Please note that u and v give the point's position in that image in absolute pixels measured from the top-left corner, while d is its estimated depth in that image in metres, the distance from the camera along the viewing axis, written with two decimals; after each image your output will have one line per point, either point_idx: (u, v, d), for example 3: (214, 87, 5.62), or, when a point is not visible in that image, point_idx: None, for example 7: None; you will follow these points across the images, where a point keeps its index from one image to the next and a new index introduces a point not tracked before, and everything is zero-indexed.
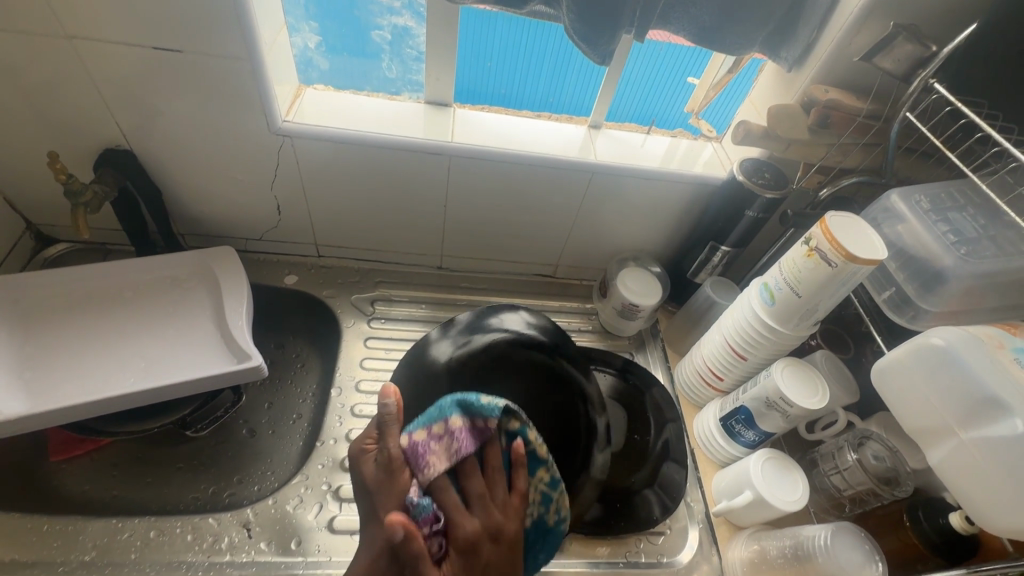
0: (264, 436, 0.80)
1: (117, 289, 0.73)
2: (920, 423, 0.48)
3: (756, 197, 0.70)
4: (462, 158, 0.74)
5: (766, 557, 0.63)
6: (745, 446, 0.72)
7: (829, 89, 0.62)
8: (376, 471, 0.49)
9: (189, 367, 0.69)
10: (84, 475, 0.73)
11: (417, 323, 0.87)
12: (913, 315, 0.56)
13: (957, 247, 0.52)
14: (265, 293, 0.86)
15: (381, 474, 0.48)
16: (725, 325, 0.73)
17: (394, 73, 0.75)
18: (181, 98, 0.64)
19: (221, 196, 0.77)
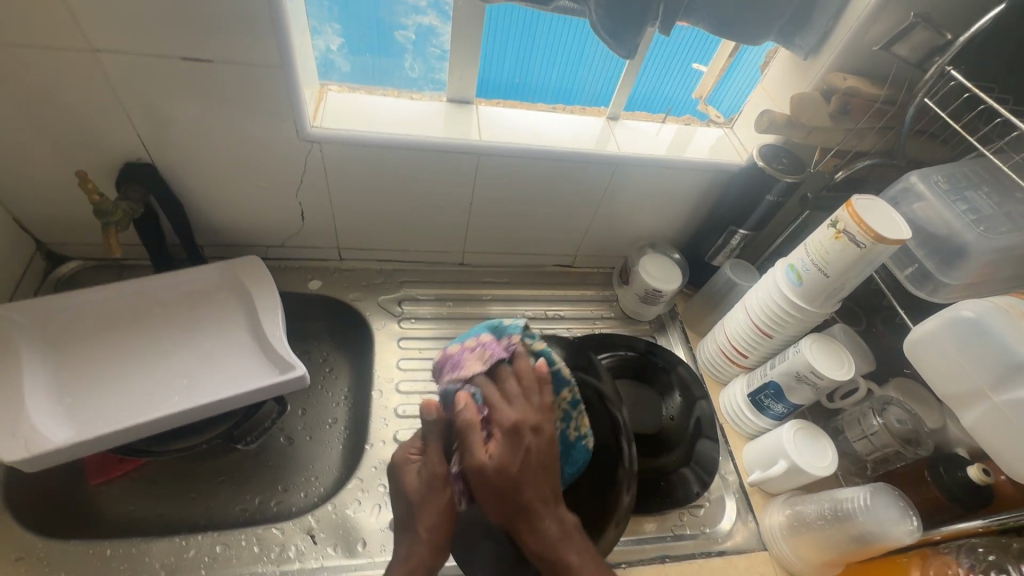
0: (303, 442, 0.78)
1: (146, 306, 0.72)
2: (953, 390, 0.53)
3: (776, 181, 0.73)
4: (489, 157, 0.75)
5: (803, 520, 0.67)
6: (773, 418, 0.76)
7: (847, 77, 0.65)
8: (418, 485, 0.53)
9: (232, 380, 0.68)
10: (126, 496, 0.70)
11: (446, 320, 0.88)
12: (934, 289, 0.60)
13: (976, 224, 0.57)
14: (291, 300, 0.86)
15: (425, 489, 0.52)
16: (749, 306, 0.76)
17: (417, 72, 0.75)
18: (206, 108, 0.63)
19: (245, 205, 0.76)
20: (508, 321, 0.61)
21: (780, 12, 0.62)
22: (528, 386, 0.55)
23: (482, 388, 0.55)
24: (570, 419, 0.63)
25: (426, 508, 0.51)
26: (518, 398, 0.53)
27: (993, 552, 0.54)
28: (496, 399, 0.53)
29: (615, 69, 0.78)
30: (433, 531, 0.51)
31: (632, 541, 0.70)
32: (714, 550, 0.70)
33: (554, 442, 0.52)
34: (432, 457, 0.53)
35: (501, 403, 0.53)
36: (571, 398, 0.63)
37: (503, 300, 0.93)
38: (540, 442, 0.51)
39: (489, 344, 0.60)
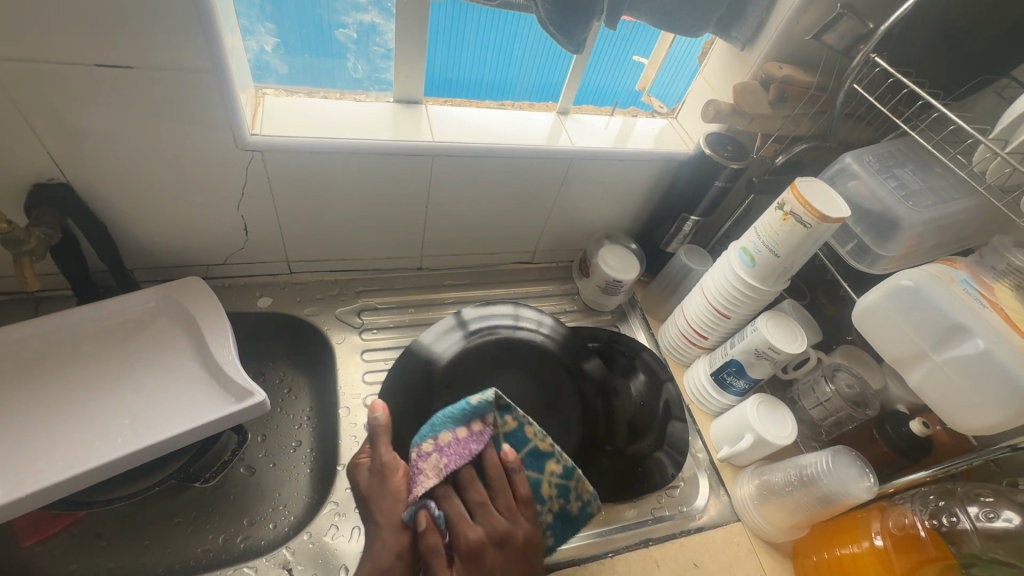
0: (266, 470, 0.74)
1: (73, 341, 0.65)
2: (898, 353, 0.58)
3: (723, 168, 0.76)
4: (443, 157, 0.73)
5: (771, 487, 0.71)
6: (735, 395, 0.80)
7: (783, 66, 0.68)
8: (369, 479, 0.53)
9: (183, 413, 0.63)
10: (67, 554, 0.63)
11: (409, 328, 0.86)
12: (871, 261, 0.65)
13: (906, 199, 0.61)
14: (239, 321, 0.80)
15: (375, 478, 0.52)
16: (707, 288, 0.79)
17: (361, 72, 0.72)
18: (128, 120, 0.57)
19: (179, 223, 0.70)
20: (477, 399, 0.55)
21: (718, 3, 0.64)
22: (495, 483, 0.54)
23: (447, 506, 0.51)
24: (569, 492, 0.58)
25: (380, 492, 0.51)
26: (490, 507, 0.52)
27: (942, 499, 0.60)
28: (463, 518, 0.50)
29: (546, 58, 0.77)
30: (392, 519, 0.50)
31: (616, 530, 0.70)
32: (691, 527, 0.73)
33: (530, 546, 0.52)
34: (381, 451, 0.53)
35: (482, 509, 0.52)
36: (562, 468, 0.58)
37: (465, 302, 0.91)
38: (505, 555, 0.50)
39: (461, 441, 0.54)
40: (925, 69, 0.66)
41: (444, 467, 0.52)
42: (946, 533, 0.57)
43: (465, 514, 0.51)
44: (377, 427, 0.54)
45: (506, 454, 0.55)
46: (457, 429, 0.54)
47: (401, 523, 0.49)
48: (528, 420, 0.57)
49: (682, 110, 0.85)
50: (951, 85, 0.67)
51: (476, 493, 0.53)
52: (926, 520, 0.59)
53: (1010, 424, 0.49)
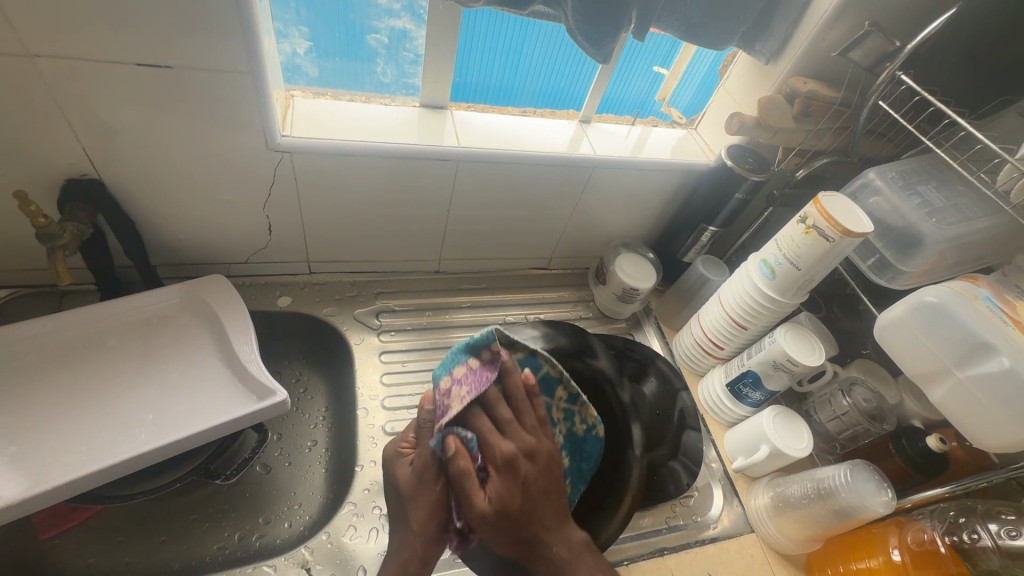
0: (282, 469, 0.74)
1: (98, 336, 0.65)
2: (920, 370, 0.58)
3: (744, 180, 0.76)
4: (467, 162, 0.73)
5: (787, 499, 0.71)
6: (751, 406, 0.80)
7: (807, 81, 0.69)
8: (410, 475, 0.52)
9: (206, 410, 0.63)
10: (85, 548, 0.64)
11: (425, 331, 0.86)
12: (892, 276, 0.65)
13: (930, 216, 0.62)
14: (259, 319, 0.80)
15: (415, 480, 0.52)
16: (724, 298, 0.79)
17: (389, 77, 0.73)
18: (163, 118, 0.58)
19: (206, 220, 0.70)
20: (543, 374, 0.60)
21: (746, 15, 0.64)
22: (522, 402, 0.55)
23: (476, 426, 0.52)
24: (572, 415, 0.63)
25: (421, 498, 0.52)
26: (524, 460, 0.52)
27: (962, 515, 0.61)
28: (492, 435, 0.52)
29: (552, 68, 0.78)
30: (425, 523, 0.51)
31: (633, 538, 0.71)
32: (706, 537, 0.73)
33: (553, 462, 0.54)
34: (429, 446, 0.52)
35: (510, 428, 0.53)
36: (569, 394, 0.61)
37: (482, 307, 0.91)
38: (536, 468, 0.52)
39: (477, 371, 0.55)
40: (949, 88, 0.66)
41: (467, 394, 0.53)
42: (965, 551, 0.58)
43: (494, 429, 0.53)
44: (430, 420, 0.52)
45: (525, 378, 0.57)
46: (469, 361, 0.55)
47: (433, 533, 0.51)
48: (532, 353, 0.59)
49: (702, 122, 0.86)
50: (975, 104, 0.67)
51: (501, 412, 0.53)
52: (945, 537, 0.60)
53: None
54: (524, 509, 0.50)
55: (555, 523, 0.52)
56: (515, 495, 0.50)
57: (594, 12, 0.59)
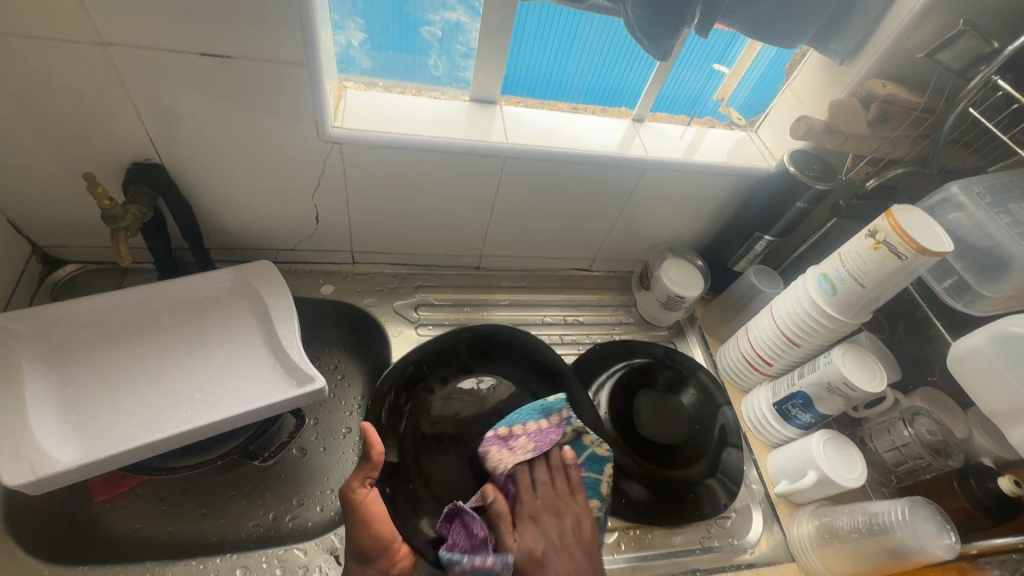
0: (317, 454, 0.76)
1: (153, 315, 0.68)
2: (998, 407, 0.52)
3: (807, 188, 0.71)
4: (514, 159, 0.72)
5: (834, 531, 0.67)
6: (798, 428, 0.75)
7: (886, 83, 0.63)
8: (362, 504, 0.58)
9: (249, 392, 0.65)
10: (133, 514, 0.66)
11: (462, 327, 0.85)
12: (971, 301, 0.60)
13: (1022, 237, 0.56)
14: (301, 305, 0.82)
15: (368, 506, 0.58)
16: (777, 313, 0.75)
17: (441, 70, 0.72)
18: (221, 106, 0.59)
19: (256, 206, 0.72)
20: (551, 398, 0.67)
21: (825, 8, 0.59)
22: (556, 471, 0.65)
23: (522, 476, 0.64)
24: (596, 460, 0.66)
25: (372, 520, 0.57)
26: (549, 488, 0.63)
27: None
28: (524, 489, 0.63)
29: (603, 62, 0.75)
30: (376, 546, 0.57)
31: (663, 555, 0.68)
32: (741, 562, 0.70)
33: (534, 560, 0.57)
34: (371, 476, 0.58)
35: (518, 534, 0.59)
36: (602, 458, 0.66)
37: (520, 306, 0.90)
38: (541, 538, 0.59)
39: (544, 430, 0.66)
40: None
41: (533, 447, 0.65)
42: None
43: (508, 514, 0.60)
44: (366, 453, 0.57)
45: (565, 452, 0.66)
46: (539, 420, 0.67)
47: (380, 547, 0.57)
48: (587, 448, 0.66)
49: (763, 124, 0.81)
50: None
51: (549, 483, 0.64)
52: None
53: None
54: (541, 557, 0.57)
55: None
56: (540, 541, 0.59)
57: (655, 4, 0.56)
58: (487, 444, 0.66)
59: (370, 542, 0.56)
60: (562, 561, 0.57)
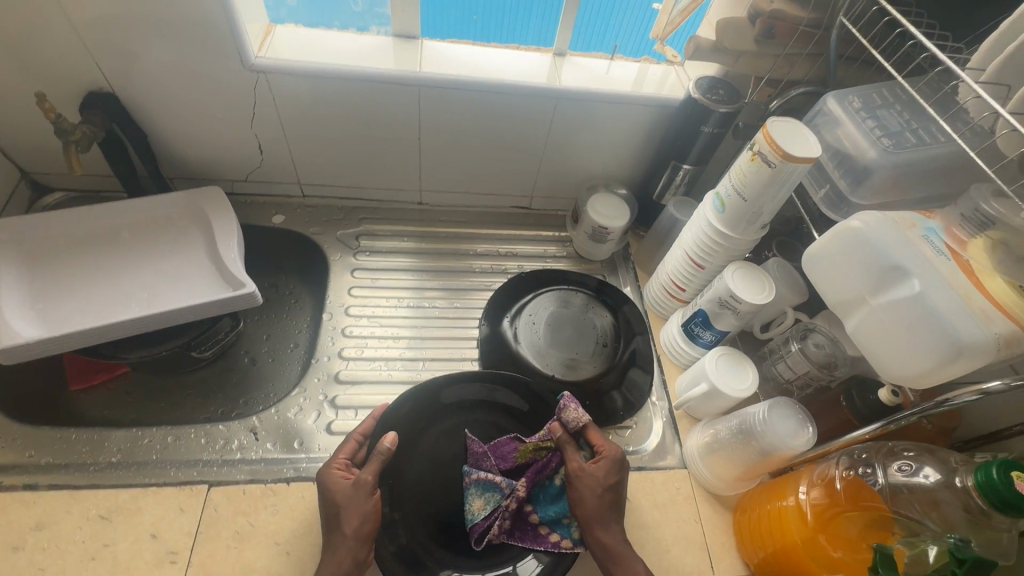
0: (265, 363, 0.85)
1: (115, 230, 0.78)
2: (840, 299, 0.54)
3: (710, 112, 0.73)
4: (430, 88, 0.77)
5: (717, 438, 0.70)
6: (703, 346, 0.78)
7: (773, 0, 0.65)
8: (347, 490, 0.58)
9: (190, 295, 0.75)
10: (99, 400, 0.78)
11: (401, 254, 0.92)
12: (846, 210, 0.60)
13: (882, 139, 0.57)
14: (253, 232, 0.91)
15: (354, 494, 0.58)
16: (683, 238, 0.78)
17: (361, 6, 0.79)
18: (155, 38, 0.67)
19: (204, 136, 0.81)
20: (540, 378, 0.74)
21: None
22: (594, 432, 0.65)
23: (564, 427, 0.65)
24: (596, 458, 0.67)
25: (349, 506, 0.57)
26: (603, 455, 0.63)
27: (868, 453, 0.55)
28: (568, 445, 0.64)
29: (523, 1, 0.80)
30: (356, 529, 0.56)
31: None
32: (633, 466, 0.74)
33: (602, 514, 0.60)
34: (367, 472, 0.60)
35: (575, 476, 0.61)
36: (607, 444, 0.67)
37: (460, 239, 0.96)
38: (601, 480, 0.61)
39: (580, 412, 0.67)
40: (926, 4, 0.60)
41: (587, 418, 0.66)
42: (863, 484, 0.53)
43: (569, 442, 0.64)
44: (382, 455, 0.61)
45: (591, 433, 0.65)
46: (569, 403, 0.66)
47: (364, 534, 0.56)
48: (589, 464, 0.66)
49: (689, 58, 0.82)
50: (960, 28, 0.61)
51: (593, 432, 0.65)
52: (846, 470, 0.54)
53: (937, 375, 0.46)
54: (597, 496, 0.60)
55: (611, 516, 0.60)
56: (597, 499, 0.60)
57: None
58: (566, 399, 0.66)
59: (357, 521, 0.57)
60: (591, 498, 0.60)
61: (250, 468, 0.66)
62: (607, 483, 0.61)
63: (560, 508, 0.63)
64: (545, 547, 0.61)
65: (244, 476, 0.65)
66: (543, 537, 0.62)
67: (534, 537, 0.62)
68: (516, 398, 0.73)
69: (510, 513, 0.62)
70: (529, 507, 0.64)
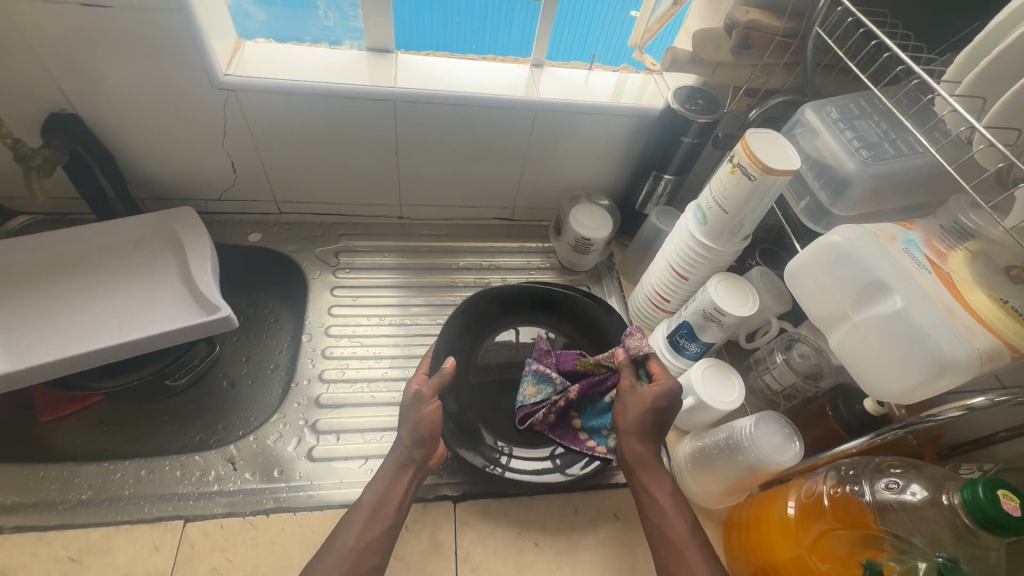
0: (244, 386, 0.82)
1: (82, 255, 0.75)
2: (822, 313, 0.54)
3: (690, 122, 0.72)
4: (405, 103, 0.75)
5: (704, 451, 0.69)
6: (690, 359, 0.77)
7: (749, 11, 0.65)
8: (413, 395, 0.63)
9: (162, 321, 0.72)
10: (70, 431, 0.75)
11: (382, 270, 0.90)
12: (828, 220, 0.60)
13: (860, 151, 0.56)
14: (229, 251, 0.89)
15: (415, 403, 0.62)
16: (667, 249, 0.77)
17: (332, 21, 0.78)
18: (117, 56, 0.65)
19: (174, 154, 0.78)
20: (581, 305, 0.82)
21: None
22: (654, 361, 0.67)
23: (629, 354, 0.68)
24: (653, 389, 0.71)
25: (414, 412, 0.62)
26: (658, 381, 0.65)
27: (853, 467, 0.54)
28: (626, 369, 0.67)
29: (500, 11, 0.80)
30: (416, 429, 0.61)
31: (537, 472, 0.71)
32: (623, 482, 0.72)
33: (642, 431, 0.62)
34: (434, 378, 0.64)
35: (625, 394, 0.65)
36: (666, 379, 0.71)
37: (443, 253, 0.94)
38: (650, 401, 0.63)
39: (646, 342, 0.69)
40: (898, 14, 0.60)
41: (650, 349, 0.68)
42: (848, 499, 0.52)
43: (629, 367, 0.67)
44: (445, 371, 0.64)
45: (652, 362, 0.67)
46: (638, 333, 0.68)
47: (424, 438, 0.60)
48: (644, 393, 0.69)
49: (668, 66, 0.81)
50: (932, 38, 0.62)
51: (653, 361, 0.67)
52: (832, 487, 0.54)
53: (919, 393, 0.46)
54: (641, 414, 0.63)
55: (650, 435, 0.62)
56: (640, 415, 0.63)
57: None
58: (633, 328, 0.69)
59: (416, 428, 0.61)
60: (634, 413, 0.63)
61: (228, 500, 0.64)
62: (653, 405, 0.63)
63: (604, 420, 0.68)
64: (579, 448, 0.67)
65: (222, 509, 0.63)
66: (582, 441, 0.68)
67: (571, 438, 0.68)
68: (558, 317, 0.84)
69: (555, 410, 0.68)
70: (574, 413, 0.70)
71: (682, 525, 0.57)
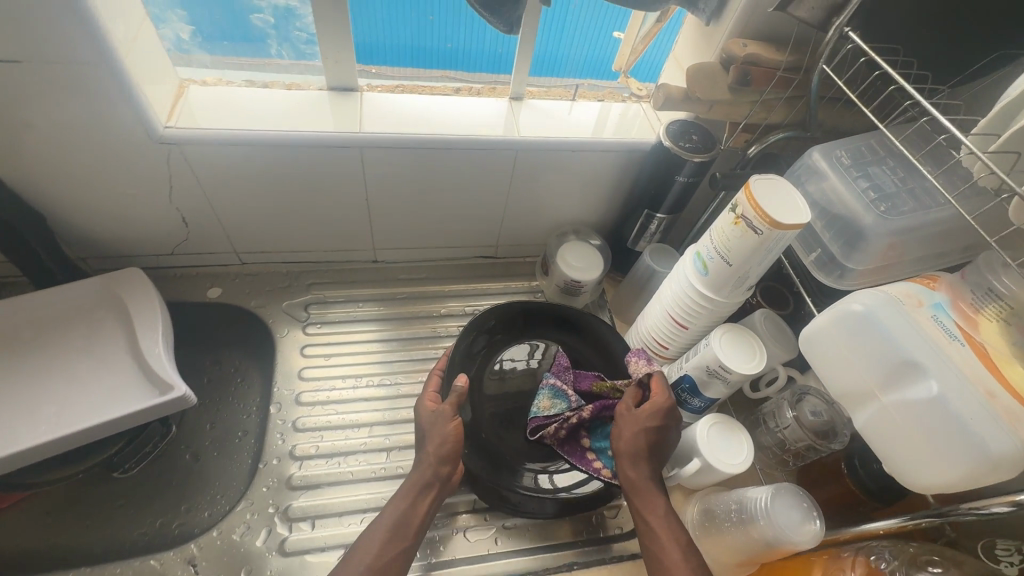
0: (209, 458, 0.72)
1: (13, 331, 0.67)
2: (846, 388, 0.49)
3: (684, 161, 0.67)
4: (373, 150, 0.68)
5: (714, 518, 0.64)
6: (692, 411, 0.72)
7: (747, 43, 0.59)
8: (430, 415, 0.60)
9: (109, 406, 0.64)
10: None
11: (357, 322, 0.83)
12: (840, 275, 0.55)
13: (877, 203, 0.52)
14: (186, 310, 0.81)
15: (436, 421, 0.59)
16: (664, 296, 0.71)
17: (286, 58, 0.70)
18: (37, 114, 0.57)
19: (116, 212, 0.70)
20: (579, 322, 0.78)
21: None
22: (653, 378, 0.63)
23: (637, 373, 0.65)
24: None
25: (431, 432, 0.58)
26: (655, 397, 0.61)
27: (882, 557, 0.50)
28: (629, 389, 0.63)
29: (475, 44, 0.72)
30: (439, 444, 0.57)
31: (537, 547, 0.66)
32: (625, 553, 0.67)
33: (636, 455, 0.58)
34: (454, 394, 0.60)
35: (620, 415, 0.61)
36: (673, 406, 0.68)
37: (423, 297, 0.88)
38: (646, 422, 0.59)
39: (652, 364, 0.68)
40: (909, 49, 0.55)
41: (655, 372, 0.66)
42: None
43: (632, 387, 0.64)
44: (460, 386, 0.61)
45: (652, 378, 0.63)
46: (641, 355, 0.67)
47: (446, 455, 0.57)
48: None
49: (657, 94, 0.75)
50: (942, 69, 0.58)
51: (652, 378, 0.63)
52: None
53: (962, 487, 0.41)
54: (634, 435, 0.59)
55: (643, 457, 0.58)
56: (634, 436, 0.59)
57: None
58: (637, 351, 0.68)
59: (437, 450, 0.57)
60: (627, 435, 0.59)
61: None
62: (649, 427, 0.59)
63: None
64: (586, 468, 0.64)
65: None
66: (590, 460, 0.65)
67: (579, 457, 0.65)
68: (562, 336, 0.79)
69: (568, 427, 0.66)
70: (583, 432, 0.68)
71: (677, 551, 0.53)
